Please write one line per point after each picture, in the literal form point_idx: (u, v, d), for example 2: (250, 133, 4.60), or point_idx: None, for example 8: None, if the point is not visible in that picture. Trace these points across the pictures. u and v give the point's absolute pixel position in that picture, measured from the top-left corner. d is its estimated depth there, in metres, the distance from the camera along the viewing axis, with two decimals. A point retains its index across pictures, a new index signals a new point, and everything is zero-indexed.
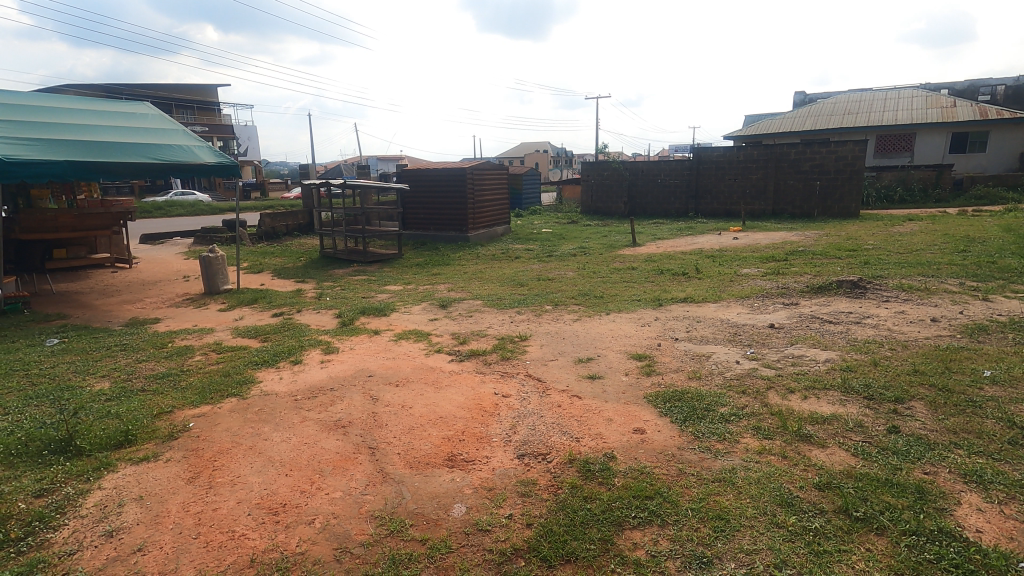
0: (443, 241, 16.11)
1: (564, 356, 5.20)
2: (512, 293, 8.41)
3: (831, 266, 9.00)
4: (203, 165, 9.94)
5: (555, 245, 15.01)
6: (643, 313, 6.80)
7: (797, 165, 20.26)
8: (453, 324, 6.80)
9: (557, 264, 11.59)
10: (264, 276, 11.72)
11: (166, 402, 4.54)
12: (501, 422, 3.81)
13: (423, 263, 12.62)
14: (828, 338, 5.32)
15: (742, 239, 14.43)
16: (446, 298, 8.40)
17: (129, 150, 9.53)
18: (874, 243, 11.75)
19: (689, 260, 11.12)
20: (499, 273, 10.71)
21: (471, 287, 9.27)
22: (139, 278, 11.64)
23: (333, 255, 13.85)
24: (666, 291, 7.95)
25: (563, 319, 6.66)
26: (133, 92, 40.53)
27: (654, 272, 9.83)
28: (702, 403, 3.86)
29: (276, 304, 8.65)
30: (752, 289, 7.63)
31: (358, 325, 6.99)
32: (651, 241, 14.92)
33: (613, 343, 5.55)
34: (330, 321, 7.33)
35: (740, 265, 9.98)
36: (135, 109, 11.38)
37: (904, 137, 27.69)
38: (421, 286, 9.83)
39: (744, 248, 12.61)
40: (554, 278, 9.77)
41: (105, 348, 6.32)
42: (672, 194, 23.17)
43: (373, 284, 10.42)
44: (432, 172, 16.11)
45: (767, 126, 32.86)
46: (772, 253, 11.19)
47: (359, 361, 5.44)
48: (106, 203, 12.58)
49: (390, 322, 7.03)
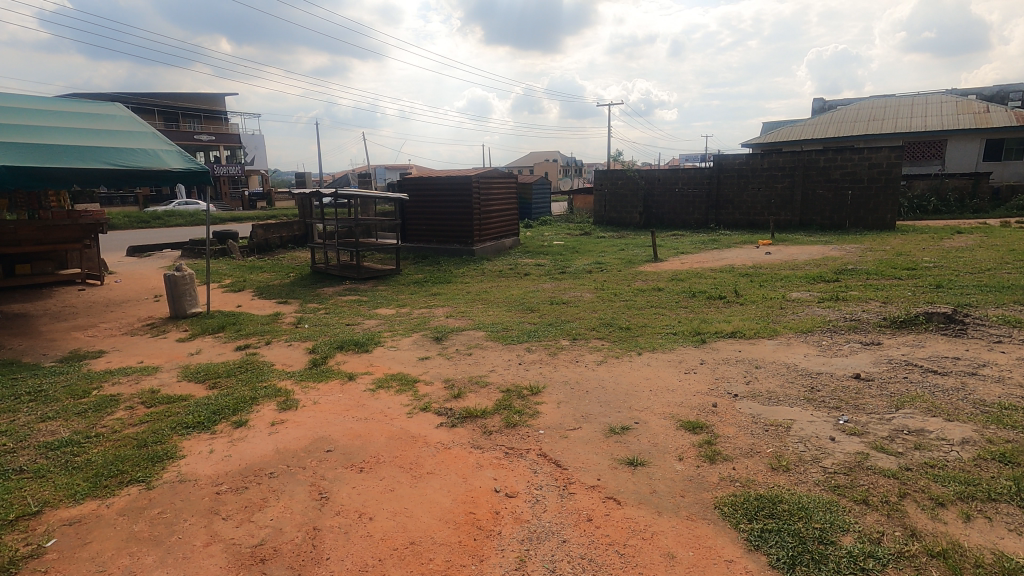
0: (446, 255, 14.87)
1: (590, 424, 3.88)
2: (520, 322, 7.11)
3: (898, 289, 7.64)
4: (169, 172, 8.71)
5: (567, 259, 13.71)
6: (683, 352, 5.45)
7: (827, 173, 18.88)
8: (447, 367, 5.48)
9: (572, 283, 10.30)
10: (244, 295, 10.54)
11: (39, 494, 3.27)
12: (504, 553, 2.51)
13: (422, 281, 11.38)
14: (946, 400, 3.95)
15: (776, 253, 13.11)
16: (443, 327, 7.10)
17: (83, 154, 8.36)
18: (932, 260, 10.39)
19: (723, 279, 9.83)
20: (506, 294, 9.43)
21: (473, 312, 7.99)
22: (107, 296, 10.49)
23: (324, 270, 12.69)
24: (706, 321, 6.64)
25: (584, 362, 5.32)
26: (139, 100, 40.04)
27: (685, 295, 8.54)
28: (810, 527, 2.52)
29: (245, 333, 7.40)
30: (812, 320, 6.30)
31: (331, 364, 5.70)
32: (673, 256, 13.59)
33: (654, 403, 4.21)
34: (300, 359, 6.05)
35: (785, 286, 8.64)
36: (105, 110, 10.30)
37: (935, 144, 26.27)
38: (417, 311, 8.56)
39: (781, 264, 11.30)
40: (569, 300, 8.49)
41: (15, 395, 5.09)
42: (691, 204, 21.88)
43: (363, 307, 9.16)
44: (435, 181, 14.97)
45: (787, 134, 31.58)
46: (818, 271, 9.83)
47: (320, 425, 4.16)
48: (74, 213, 11.35)
49: (370, 361, 5.72)
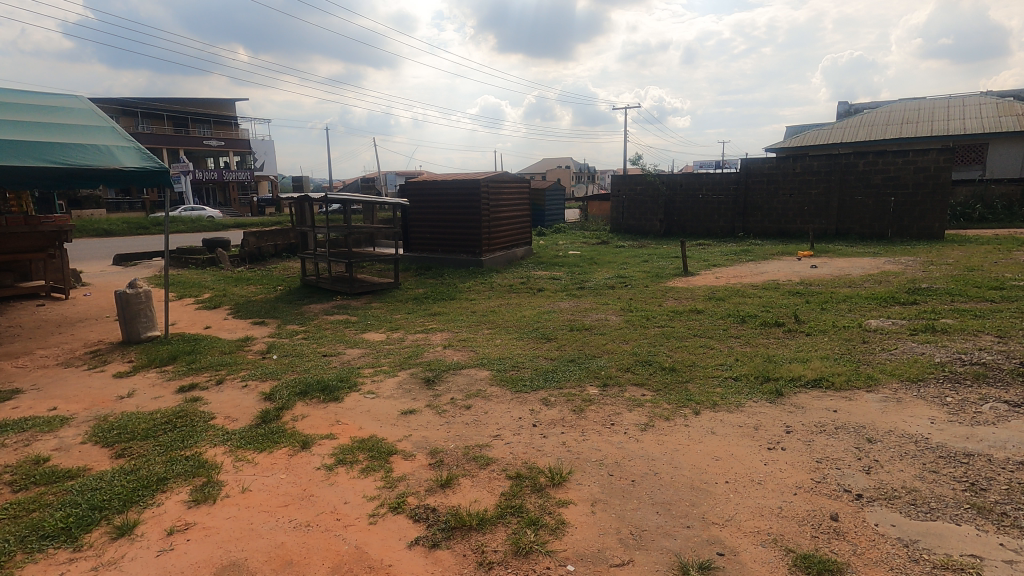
0: (451, 266, 13.52)
1: (648, 557, 2.46)
2: (534, 357, 5.71)
3: (1004, 317, 6.15)
4: (121, 171, 7.43)
5: (586, 272, 12.34)
6: (757, 413, 4.00)
7: (867, 178, 17.29)
8: (437, 429, 4.07)
9: (594, 301, 8.92)
10: (220, 313, 9.26)
11: None
12: None
13: (423, 298, 10.04)
14: None
15: (822, 266, 11.63)
16: (438, 362, 5.71)
17: (17, 147, 7.06)
18: (1016, 277, 8.88)
19: (772, 299, 8.40)
20: (517, 315, 8.05)
21: (477, 341, 6.59)
22: (66, 314, 9.26)
23: (315, 284, 11.44)
24: (771, 361, 5.21)
25: (623, 426, 3.88)
26: (148, 104, 39.34)
27: (733, 321, 7.12)
28: None
29: (198, 366, 6.05)
30: (913, 361, 4.84)
31: (286, 421, 4.32)
32: (705, 268, 12.17)
33: (739, 510, 2.79)
34: (251, 408, 4.67)
35: (852, 310, 7.18)
36: (68, 103, 9.14)
37: (975, 148, 24.57)
38: (411, 337, 7.20)
39: (834, 280, 9.81)
40: (592, 325, 7.12)
41: None
42: (716, 211, 20.40)
43: (349, 330, 7.81)
44: (440, 184, 13.66)
45: (813, 137, 29.99)
46: (885, 291, 8.36)
47: (238, 541, 2.77)
48: (33, 218, 10.17)
49: (337, 417, 4.32)
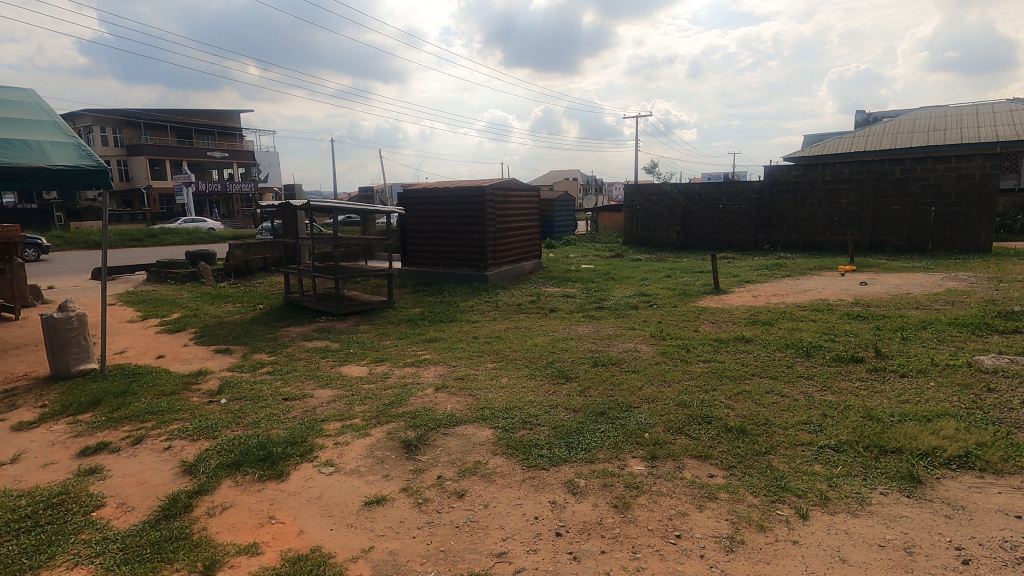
0: (453, 282, 12.24)
1: None
2: (549, 406, 4.35)
3: None
4: (48, 170, 6.21)
5: (603, 289, 11.02)
6: (898, 519, 2.62)
7: (905, 186, 15.87)
8: (413, 536, 2.73)
9: (617, 325, 7.57)
10: (182, 337, 7.99)
11: None
12: None
13: (418, 319, 8.73)
14: None
15: (873, 283, 10.22)
16: (425, 413, 4.37)
17: None
18: None
19: (830, 323, 7.02)
20: (527, 343, 6.71)
21: (478, 380, 5.24)
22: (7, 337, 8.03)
23: (298, 302, 10.16)
24: (874, 417, 3.83)
25: (697, 542, 2.52)
26: (149, 115, 38.58)
27: (794, 353, 5.75)
28: None
29: (123, 413, 4.75)
30: None
31: (199, 516, 2.98)
32: (737, 285, 10.82)
33: None
34: (160, 487, 3.35)
35: (942, 341, 5.78)
36: (8, 95, 7.96)
37: (1011, 156, 23.10)
38: (397, 372, 5.87)
39: (895, 300, 8.42)
40: (619, 358, 5.78)
41: None
42: (738, 222, 19.04)
43: (326, 362, 6.50)
44: (439, 192, 12.41)
45: (834, 146, 28.64)
46: (967, 314, 6.97)
47: None
48: None
49: (270, 513, 2.98)
